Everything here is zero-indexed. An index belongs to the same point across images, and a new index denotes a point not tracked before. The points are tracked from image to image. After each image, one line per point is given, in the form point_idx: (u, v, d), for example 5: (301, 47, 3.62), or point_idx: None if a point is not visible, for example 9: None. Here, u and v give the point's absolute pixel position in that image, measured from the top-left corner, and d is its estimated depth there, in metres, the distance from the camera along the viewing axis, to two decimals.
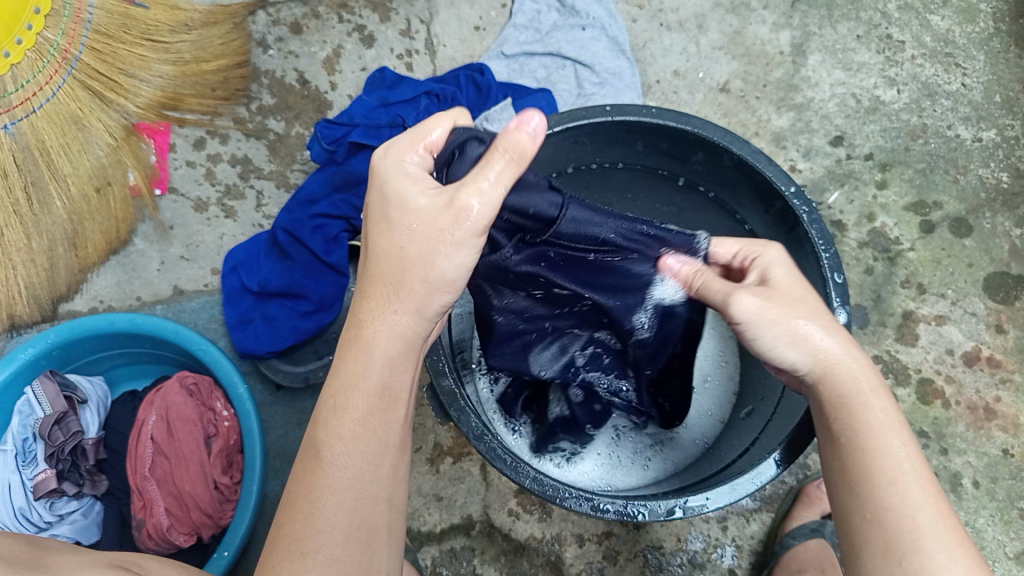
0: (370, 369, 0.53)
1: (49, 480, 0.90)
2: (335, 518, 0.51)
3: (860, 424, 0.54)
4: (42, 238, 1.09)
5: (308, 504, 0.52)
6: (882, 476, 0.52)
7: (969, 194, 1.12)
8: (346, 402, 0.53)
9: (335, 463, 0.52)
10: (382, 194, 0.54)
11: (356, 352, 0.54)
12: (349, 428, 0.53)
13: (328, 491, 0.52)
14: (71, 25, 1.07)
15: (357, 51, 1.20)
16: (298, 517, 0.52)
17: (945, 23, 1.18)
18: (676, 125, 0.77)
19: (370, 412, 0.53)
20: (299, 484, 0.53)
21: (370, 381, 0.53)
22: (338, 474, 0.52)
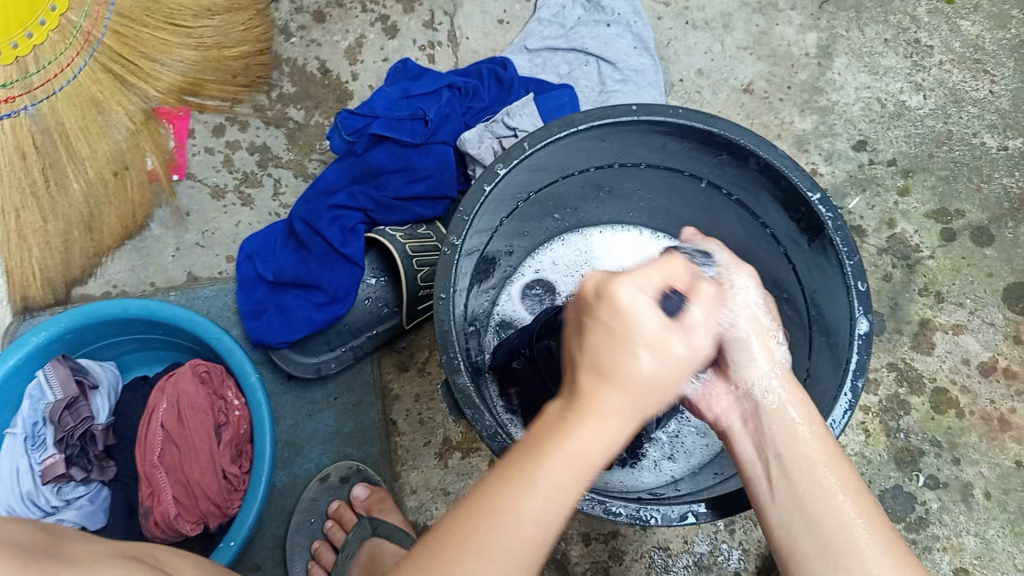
0: (605, 438, 0.49)
1: (57, 465, 0.90)
2: (523, 537, 0.46)
3: (804, 465, 0.54)
4: (58, 220, 1.09)
5: (500, 518, 0.46)
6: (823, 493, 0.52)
7: (992, 203, 1.10)
8: (595, 431, 0.48)
9: (540, 489, 0.46)
10: (624, 325, 0.50)
11: (619, 401, 0.49)
12: (568, 474, 0.47)
13: (530, 510, 0.46)
14: (94, 8, 1.10)
15: (379, 42, 1.20)
16: (492, 518, 0.46)
17: (975, 29, 1.16)
18: (703, 126, 0.76)
19: (601, 455, 0.48)
20: (484, 507, 0.46)
21: (599, 449, 0.48)
22: (551, 496, 0.46)
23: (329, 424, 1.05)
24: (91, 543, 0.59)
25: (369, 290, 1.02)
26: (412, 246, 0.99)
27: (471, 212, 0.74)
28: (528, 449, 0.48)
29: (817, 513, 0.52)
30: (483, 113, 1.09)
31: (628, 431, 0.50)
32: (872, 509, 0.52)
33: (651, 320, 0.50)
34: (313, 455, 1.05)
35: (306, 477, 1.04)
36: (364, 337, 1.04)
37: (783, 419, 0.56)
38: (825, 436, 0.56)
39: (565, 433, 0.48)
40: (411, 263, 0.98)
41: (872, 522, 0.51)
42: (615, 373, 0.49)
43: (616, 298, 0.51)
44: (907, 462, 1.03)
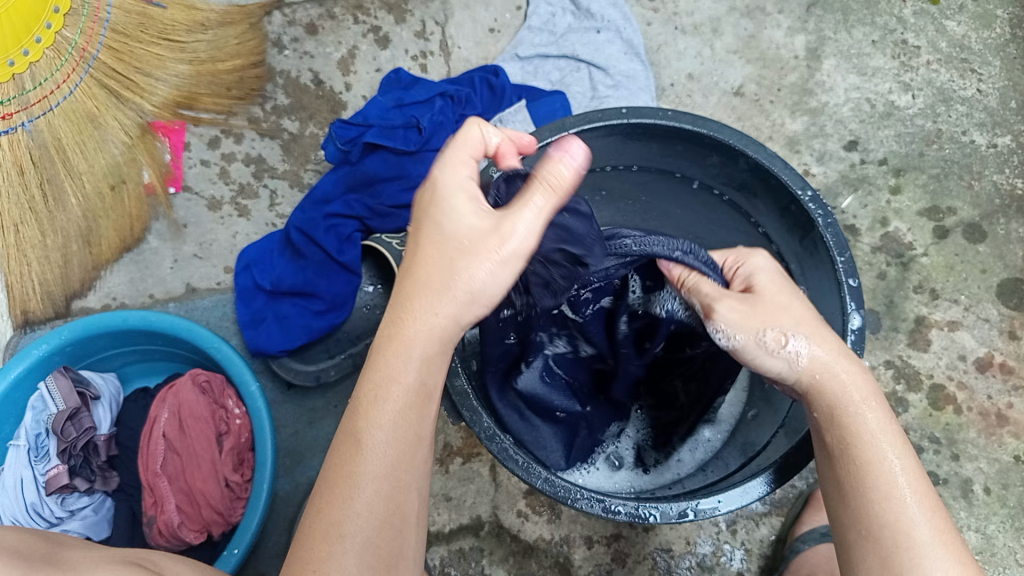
0: (409, 366, 0.54)
1: (60, 476, 0.90)
2: (371, 502, 0.52)
3: (859, 441, 0.57)
4: (57, 234, 1.10)
5: (347, 488, 0.52)
6: (879, 474, 0.55)
7: (983, 200, 1.11)
8: (385, 394, 0.53)
9: (372, 451, 0.53)
10: (433, 212, 0.57)
11: (396, 349, 0.54)
12: (388, 420, 0.53)
13: (367, 479, 0.52)
14: (89, 24, 1.10)
15: (371, 52, 1.21)
16: (337, 500, 0.52)
17: (961, 29, 1.18)
18: (692, 127, 0.77)
19: (407, 405, 0.54)
20: (334, 481, 0.53)
21: (409, 378, 0.54)
22: (379, 462, 0.52)
23: (330, 432, 1.06)
24: (89, 551, 0.58)
25: (367, 298, 1.04)
26: None
27: None
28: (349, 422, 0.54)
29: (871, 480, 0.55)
30: None
31: (436, 370, 0.55)
32: (926, 489, 0.55)
33: (462, 203, 0.56)
34: (314, 462, 1.05)
35: (307, 485, 1.04)
36: (363, 344, 1.04)
37: (853, 397, 0.58)
38: (885, 412, 0.59)
39: (381, 394, 0.53)
40: None
41: (924, 499, 0.55)
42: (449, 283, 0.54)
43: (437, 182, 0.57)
44: None
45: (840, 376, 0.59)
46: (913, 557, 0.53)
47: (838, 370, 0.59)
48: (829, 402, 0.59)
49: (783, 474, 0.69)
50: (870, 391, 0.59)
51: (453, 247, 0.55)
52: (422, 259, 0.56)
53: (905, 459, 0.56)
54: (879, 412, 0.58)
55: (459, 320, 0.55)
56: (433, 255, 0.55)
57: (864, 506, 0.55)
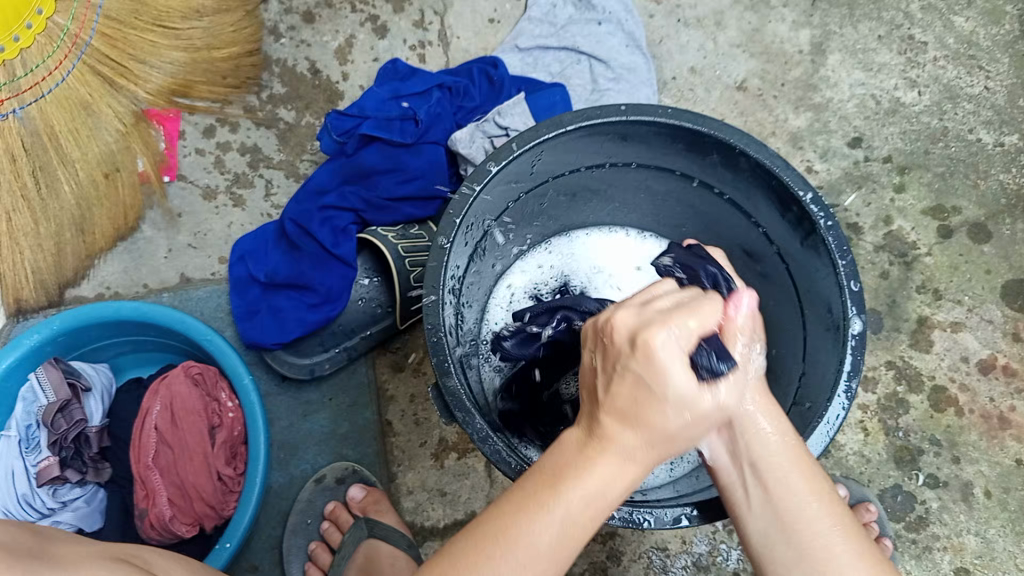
0: (679, 427, 0.50)
1: (52, 468, 0.89)
2: (547, 544, 0.48)
3: (786, 503, 0.53)
4: (50, 223, 1.08)
5: (544, 503, 0.49)
6: (801, 531, 0.52)
7: (989, 199, 1.10)
8: (624, 441, 0.50)
9: (588, 477, 0.49)
10: (643, 363, 0.49)
11: (675, 410, 0.50)
12: (613, 464, 0.49)
13: (546, 521, 0.48)
14: (82, 10, 1.07)
15: (369, 42, 1.19)
16: (528, 511, 0.49)
17: (968, 25, 1.16)
18: (693, 125, 0.75)
19: (627, 449, 0.50)
20: (523, 502, 0.49)
21: (666, 440, 0.50)
22: (580, 502, 0.49)
23: (323, 426, 1.04)
24: (75, 545, 0.58)
25: (363, 290, 1.01)
26: (405, 246, 0.99)
27: (461, 212, 0.74)
28: (560, 460, 0.51)
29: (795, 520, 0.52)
30: (473, 113, 1.08)
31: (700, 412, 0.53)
32: (857, 540, 0.52)
33: (679, 366, 0.49)
34: (309, 456, 1.04)
35: (301, 479, 1.03)
36: (358, 337, 1.03)
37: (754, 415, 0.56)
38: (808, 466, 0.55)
39: (592, 451, 0.50)
40: (404, 263, 0.97)
41: (846, 526, 0.53)
42: (642, 416, 0.49)
43: (652, 344, 0.49)
44: (906, 462, 1.02)
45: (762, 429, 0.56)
46: None
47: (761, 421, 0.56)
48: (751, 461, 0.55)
49: None
50: (792, 451, 0.56)
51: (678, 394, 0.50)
52: (615, 356, 0.51)
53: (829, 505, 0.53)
54: (804, 470, 0.55)
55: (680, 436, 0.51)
56: (624, 391, 0.50)
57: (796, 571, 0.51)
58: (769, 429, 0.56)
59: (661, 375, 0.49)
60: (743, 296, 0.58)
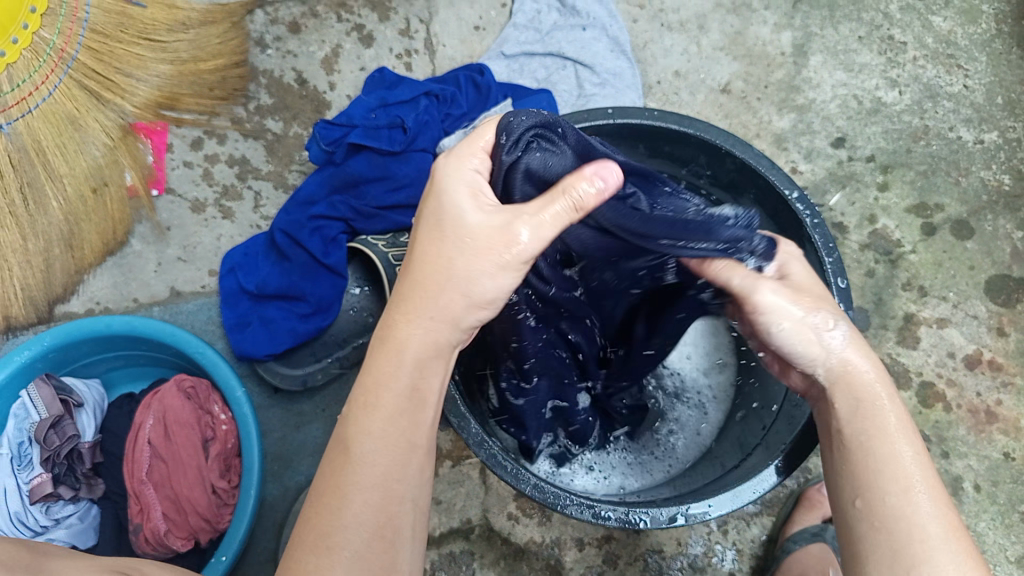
0: (400, 370, 0.55)
1: (43, 485, 0.89)
2: (362, 511, 0.52)
3: (872, 429, 0.57)
4: (38, 239, 1.08)
5: (335, 500, 0.52)
6: (887, 462, 0.55)
7: (970, 196, 1.11)
8: (375, 401, 0.55)
9: (361, 459, 0.53)
10: (439, 207, 0.56)
11: (388, 351, 0.56)
12: (377, 427, 0.54)
13: (356, 489, 0.52)
14: (67, 24, 1.08)
15: (356, 51, 1.20)
16: (326, 513, 0.52)
17: (946, 25, 1.18)
18: (678, 127, 0.76)
19: (398, 411, 0.55)
20: (321, 493, 0.53)
21: (401, 383, 0.55)
22: (370, 470, 0.53)
23: (317, 436, 1.05)
24: (75, 560, 0.58)
25: (353, 301, 1.02)
26: (395, 254, 0.99)
27: None
28: (338, 449, 0.55)
29: (880, 477, 0.54)
30: (461, 120, 1.08)
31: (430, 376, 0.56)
32: (938, 489, 0.54)
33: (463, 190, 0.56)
34: (303, 467, 1.04)
35: (296, 490, 1.03)
36: (350, 347, 1.03)
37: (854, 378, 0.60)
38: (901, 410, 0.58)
39: (386, 381, 0.55)
40: (394, 270, 0.97)
41: (936, 497, 0.53)
42: (445, 278, 0.55)
43: (444, 174, 0.57)
44: None
45: (863, 372, 0.59)
46: (919, 550, 0.51)
47: (858, 364, 0.60)
48: (848, 395, 0.59)
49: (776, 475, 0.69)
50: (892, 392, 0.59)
51: (457, 246, 0.55)
52: (420, 258, 0.56)
53: (918, 453, 0.56)
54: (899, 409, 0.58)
55: (457, 314, 0.56)
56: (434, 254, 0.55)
57: (879, 496, 0.54)
58: (868, 372, 0.60)
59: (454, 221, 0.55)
60: (763, 286, 0.60)
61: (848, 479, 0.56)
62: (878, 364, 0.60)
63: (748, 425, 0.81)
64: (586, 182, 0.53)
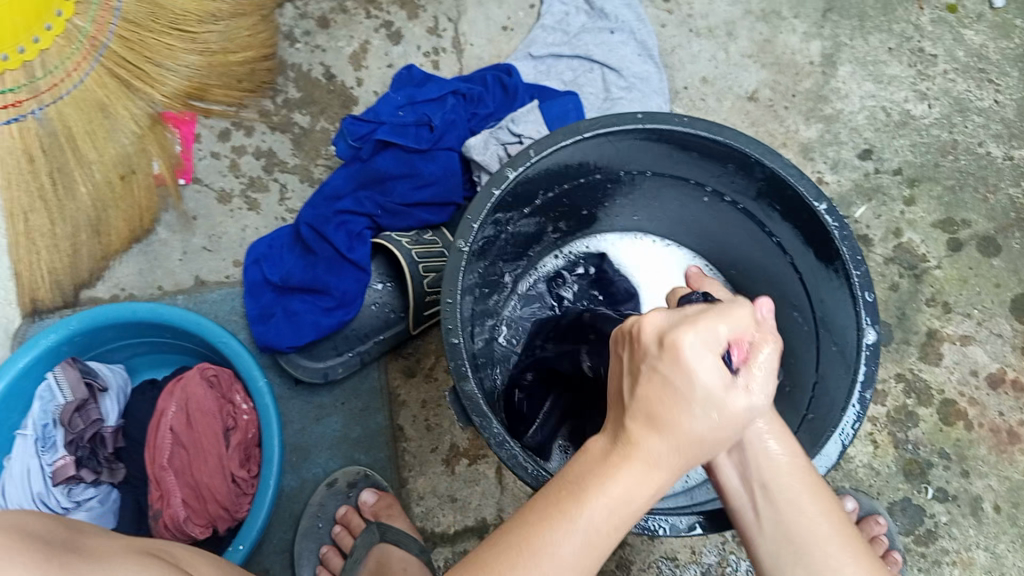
0: (653, 484, 0.48)
1: (67, 467, 0.90)
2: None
3: (793, 489, 0.54)
4: (67, 223, 1.08)
5: (530, 568, 0.46)
6: (815, 535, 0.53)
7: (998, 213, 1.11)
8: (588, 508, 0.47)
9: (574, 541, 0.47)
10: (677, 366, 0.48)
11: (660, 458, 0.48)
12: (603, 521, 0.47)
13: (551, 572, 0.46)
14: (101, 13, 1.06)
15: (384, 47, 1.20)
16: (518, 570, 0.46)
17: (978, 39, 1.17)
18: (708, 135, 0.76)
19: (624, 524, 0.48)
20: (517, 548, 0.47)
21: (643, 498, 0.48)
22: (572, 557, 0.46)
23: (336, 429, 1.05)
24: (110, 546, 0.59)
25: (376, 295, 1.02)
26: (419, 252, 1.00)
27: (479, 217, 0.74)
28: (552, 510, 0.48)
29: (807, 545, 0.52)
30: (487, 119, 1.09)
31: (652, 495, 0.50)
32: (852, 533, 0.54)
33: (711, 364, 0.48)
34: (321, 459, 1.05)
35: (313, 482, 1.04)
36: (371, 342, 1.03)
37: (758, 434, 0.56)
38: (806, 469, 0.56)
39: (617, 477, 0.48)
40: (417, 268, 0.98)
41: (856, 553, 0.52)
42: (666, 424, 0.48)
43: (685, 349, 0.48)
44: (916, 475, 1.03)
45: (766, 448, 0.56)
46: None
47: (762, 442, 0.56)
48: (760, 474, 0.55)
49: None
50: (788, 448, 0.57)
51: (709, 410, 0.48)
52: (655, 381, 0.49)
53: (832, 517, 0.54)
54: (804, 475, 0.55)
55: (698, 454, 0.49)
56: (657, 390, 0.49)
57: (814, 574, 0.52)
58: (776, 446, 0.56)
59: (687, 379, 0.48)
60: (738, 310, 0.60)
61: (767, 544, 0.54)
62: (784, 440, 0.57)
63: None
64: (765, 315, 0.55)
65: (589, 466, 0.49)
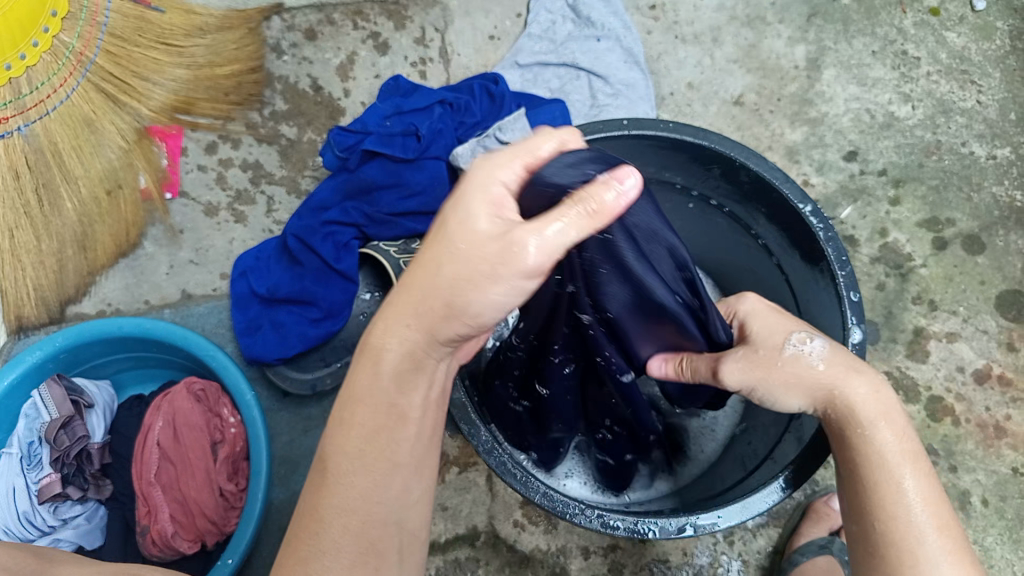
0: (377, 381, 0.52)
1: (52, 485, 0.89)
2: (339, 533, 0.50)
3: (872, 449, 0.58)
4: (52, 239, 1.09)
5: (313, 524, 0.50)
6: (889, 488, 0.56)
7: (982, 211, 1.11)
8: (355, 410, 0.52)
9: (340, 481, 0.51)
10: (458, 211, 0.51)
11: (366, 363, 0.53)
12: (354, 446, 0.51)
13: (332, 513, 0.50)
14: (86, 29, 1.09)
15: (371, 59, 1.20)
16: (304, 537, 0.50)
17: (961, 40, 1.18)
18: (693, 139, 0.76)
19: (376, 428, 0.51)
20: (305, 515, 0.51)
21: (376, 396, 0.52)
22: (345, 494, 0.50)
23: None
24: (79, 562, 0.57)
25: (365, 305, 1.03)
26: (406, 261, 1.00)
27: None
28: (317, 469, 0.53)
29: (880, 500, 0.56)
30: (475, 128, 1.09)
31: (413, 391, 0.53)
32: (939, 506, 0.56)
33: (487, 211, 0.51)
34: (310, 470, 1.04)
35: (303, 493, 1.04)
36: None
37: (863, 416, 0.59)
38: (899, 428, 0.59)
39: (356, 395, 0.52)
40: None
41: (935, 518, 0.55)
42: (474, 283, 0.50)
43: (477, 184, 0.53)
44: None
45: (853, 395, 0.59)
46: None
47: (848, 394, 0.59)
48: (841, 419, 0.59)
49: (787, 483, 0.68)
50: (887, 409, 0.59)
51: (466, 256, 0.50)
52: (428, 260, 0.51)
53: (918, 477, 0.56)
54: (895, 427, 0.58)
55: (450, 325, 0.52)
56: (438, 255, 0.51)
57: (883, 525, 0.55)
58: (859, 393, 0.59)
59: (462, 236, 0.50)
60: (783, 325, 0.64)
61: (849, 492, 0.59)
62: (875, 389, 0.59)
63: (750, 446, 0.81)
64: (609, 193, 0.48)
65: (341, 403, 0.53)
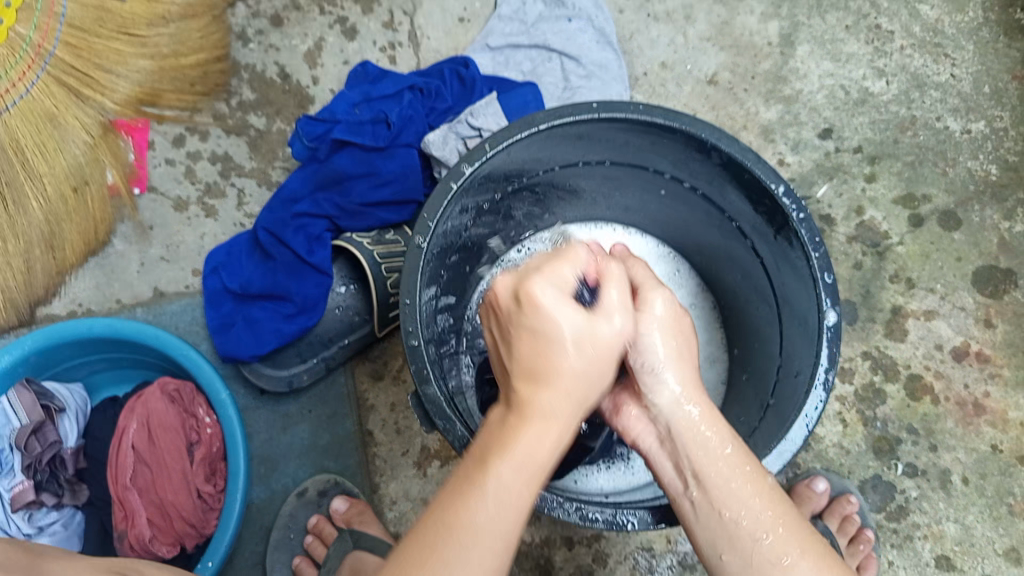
0: (545, 440, 0.51)
1: (26, 492, 0.88)
2: (484, 556, 0.47)
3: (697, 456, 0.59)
4: (18, 240, 1.06)
5: (462, 537, 0.48)
6: (728, 488, 0.57)
7: (958, 186, 1.11)
8: (518, 457, 0.50)
9: (495, 501, 0.49)
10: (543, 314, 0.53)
11: (536, 419, 0.51)
12: (514, 480, 0.49)
13: (482, 532, 0.48)
14: (44, 19, 1.04)
15: (338, 44, 1.18)
16: (450, 549, 0.47)
17: (934, 13, 1.16)
18: (663, 122, 0.75)
19: (533, 475, 0.50)
20: (443, 524, 0.48)
21: (542, 449, 0.51)
22: (494, 517, 0.48)
23: (304, 438, 1.04)
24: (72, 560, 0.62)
25: (340, 299, 1.00)
26: (381, 252, 0.98)
27: (435, 215, 0.73)
28: (458, 486, 0.50)
29: (720, 502, 0.57)
30: (446, 114, 1.07)
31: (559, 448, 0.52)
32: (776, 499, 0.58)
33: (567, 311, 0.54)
34: (290, 469, 1.04)
35: (283, 493, 1.03)
36: (336, 347, 1.02)
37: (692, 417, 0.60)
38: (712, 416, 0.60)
39: (506, 449, 0.50)
40: (380, 269, 0.97)
41: (768, 505, 0.57)
42: (551, 373, 0.52)
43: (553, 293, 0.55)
44: (886, 452, 1.04)
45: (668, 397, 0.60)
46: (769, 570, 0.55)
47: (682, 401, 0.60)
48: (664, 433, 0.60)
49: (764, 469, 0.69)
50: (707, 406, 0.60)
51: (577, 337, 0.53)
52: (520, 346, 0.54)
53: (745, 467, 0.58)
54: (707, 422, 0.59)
55: (577, 396, 0.53)
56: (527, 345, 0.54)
57: (720, 528, 0.57)
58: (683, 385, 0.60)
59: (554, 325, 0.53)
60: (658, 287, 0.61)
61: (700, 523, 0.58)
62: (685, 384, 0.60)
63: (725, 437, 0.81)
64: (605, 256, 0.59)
65: (492, 435, 0.52)
